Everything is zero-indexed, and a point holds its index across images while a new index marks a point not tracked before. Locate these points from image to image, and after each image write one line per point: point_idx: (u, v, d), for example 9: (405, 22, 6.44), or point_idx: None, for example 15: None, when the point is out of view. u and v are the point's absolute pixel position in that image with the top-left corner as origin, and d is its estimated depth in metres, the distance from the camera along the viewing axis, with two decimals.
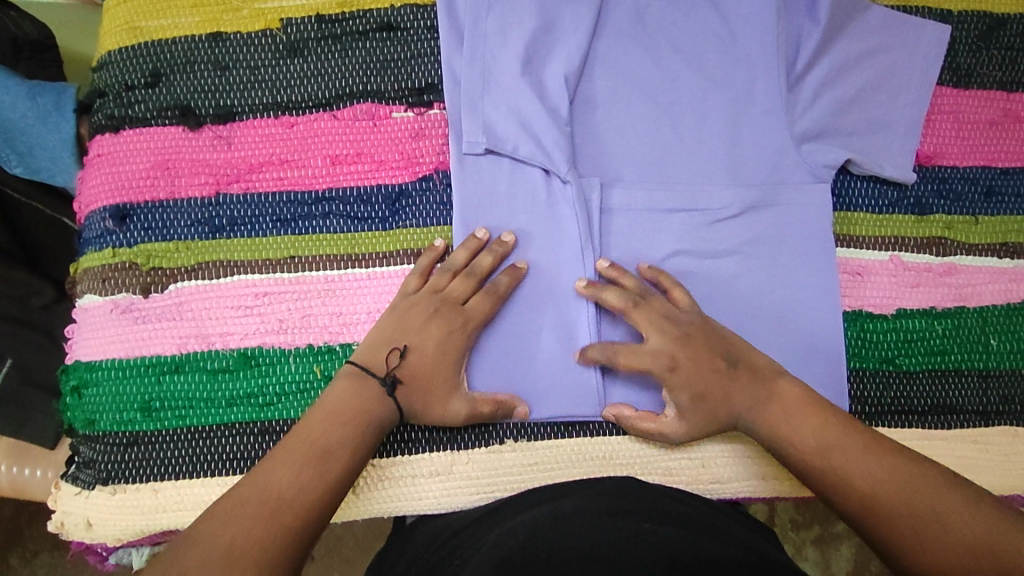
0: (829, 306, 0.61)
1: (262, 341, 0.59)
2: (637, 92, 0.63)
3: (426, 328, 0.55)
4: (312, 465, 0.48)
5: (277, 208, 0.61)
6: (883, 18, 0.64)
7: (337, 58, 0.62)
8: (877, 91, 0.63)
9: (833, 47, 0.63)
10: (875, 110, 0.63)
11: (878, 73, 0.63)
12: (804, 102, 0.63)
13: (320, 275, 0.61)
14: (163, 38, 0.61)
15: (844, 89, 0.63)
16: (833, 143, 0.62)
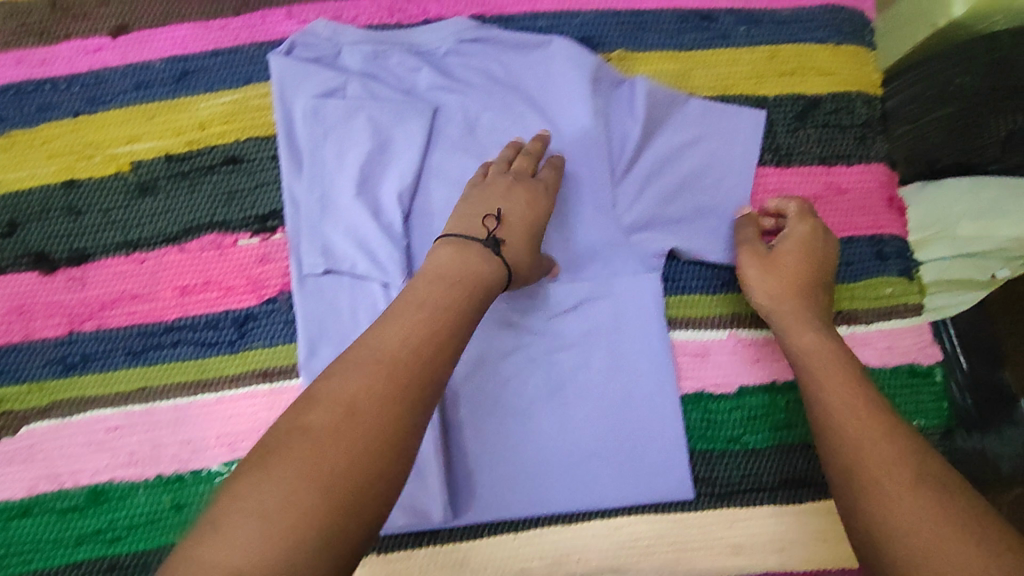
0: (659, 393, 0.64)
1: (112, 475, 0.60)
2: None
3: (511, 194, 0.58)
4: (372, 376, 0.43)
5: (129, 341, 0.63)
6: (696, 106, 0.68)
7: (185, 194, 0.65)
8: (701, 180, 0.67)
9: (654, 140, 0.67)
10: (699, 198, 0.67)
11: (702, 162, 0.67)
12: (629, 197, 0.66)
13: (170, 404, 0.62)
14: (21, 189, 0.65)
15: (669, 182, 0.67)
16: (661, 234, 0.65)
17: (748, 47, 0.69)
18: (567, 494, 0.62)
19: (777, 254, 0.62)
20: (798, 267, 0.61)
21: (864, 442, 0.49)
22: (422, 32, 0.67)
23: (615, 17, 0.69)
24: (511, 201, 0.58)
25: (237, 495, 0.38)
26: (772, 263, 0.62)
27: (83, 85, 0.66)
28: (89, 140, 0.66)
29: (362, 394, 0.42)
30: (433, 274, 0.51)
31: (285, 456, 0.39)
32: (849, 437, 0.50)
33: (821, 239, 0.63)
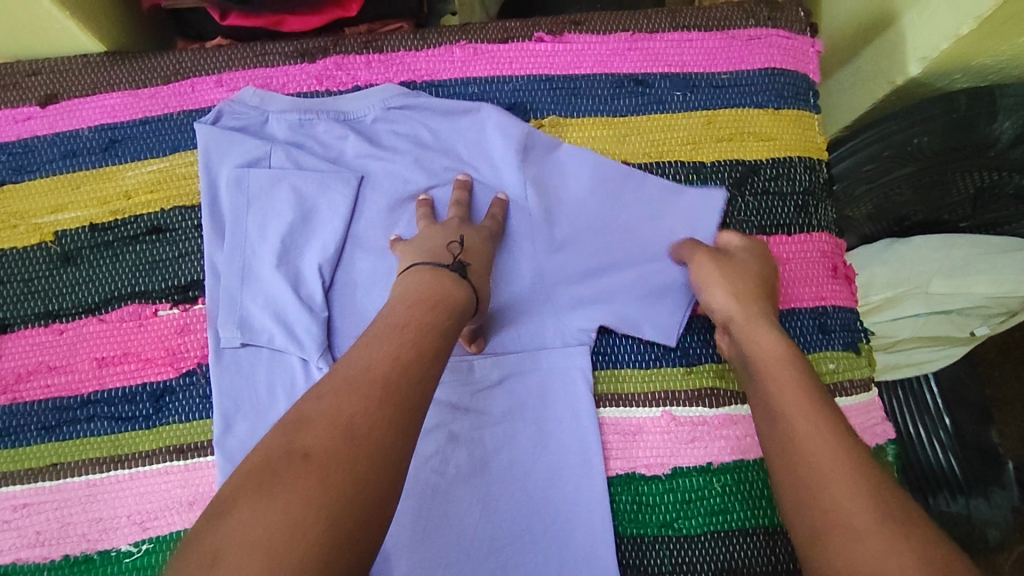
0: (590, 473, 0.61)
1: (17, 557, 0.59)
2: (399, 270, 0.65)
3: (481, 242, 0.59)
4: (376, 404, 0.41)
5: (42, 415, 0.62)
6: (627, 173, 0.66)
7: (108, 263, 0.65)
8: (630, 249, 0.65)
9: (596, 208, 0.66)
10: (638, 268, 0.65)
11: (631, 231, 0.65)
12: (567, 263, 0.64)
13: (81, 480, 0.60)
14: None
15: (598, 251, 0.65)
16: (587, 305, 0.63)
17: (685, 112, 0.69)
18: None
19: (738, 261, 0.61)
20: (755, 271, 0.60)
21: (832, 456, 0.45)
22: (349, 99, 0.67)
23: (548, 83, 0.70)
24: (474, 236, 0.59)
25: (236, 517, 0.35)
26: (732, 266, 0.60)
27: (9, 155, 0.67)
28: (15, 210, 0.66)
29: (361, 411, 0.40)
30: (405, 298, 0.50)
31: (283, 476, 0.37)
32: (806, 443, 0.46)
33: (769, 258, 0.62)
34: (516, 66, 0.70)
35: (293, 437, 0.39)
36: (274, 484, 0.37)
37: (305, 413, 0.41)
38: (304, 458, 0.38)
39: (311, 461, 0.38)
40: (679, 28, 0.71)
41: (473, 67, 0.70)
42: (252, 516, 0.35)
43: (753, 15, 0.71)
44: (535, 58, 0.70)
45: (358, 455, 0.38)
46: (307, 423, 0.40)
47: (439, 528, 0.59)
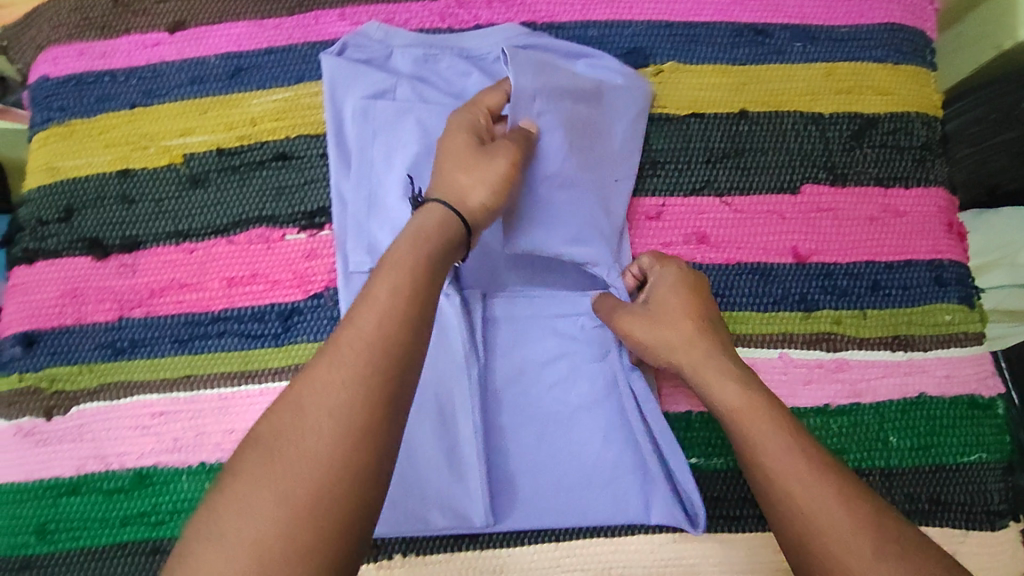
0: (642, 411, 0.60)
1: (157, 460, 0.62)
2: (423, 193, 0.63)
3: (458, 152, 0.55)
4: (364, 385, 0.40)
5: (175, 329, 0.64)
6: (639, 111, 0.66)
7: (235, 187, 0.66)
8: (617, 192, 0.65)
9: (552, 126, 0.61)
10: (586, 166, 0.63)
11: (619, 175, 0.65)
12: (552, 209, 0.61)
13: (214, 392, 0.63)
14: (76, 176, 0.66)
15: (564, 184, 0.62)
16: (570, 242, 0.62)
17: (804, 63, 0.69)
18: (563, 510, 0.60)
19: (656, 305, 0.58)
20: (680, 301, 0.58)
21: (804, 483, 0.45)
22: (472, 36, 0.68)
23: (667, 29, 0.70)
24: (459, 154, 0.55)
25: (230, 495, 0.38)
26: (656, 314, 0.57)
27: (139, 78, 0.68)
28: (144, 132, 0.67)
29: (349, 383, 0.40)
30: (416, 233, 0.48)
31: (279, 460, 0.38)
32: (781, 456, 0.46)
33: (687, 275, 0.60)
34: (635, 13, 0.70)
35: (284, 418, 0.40)
36: (270, 469, 0.38)
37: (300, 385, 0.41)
38: (294, 444, 0.39)
39: (306, 449, 0.39)
40: None
41: (593, 11, 0.70)
42: (250, 505, 0.37)
43: None
44: (654, 4, 0.70)
45: (329, 445, 0.39)
46: (296, 400, 0.40)
47: (546, 452, 0.61)
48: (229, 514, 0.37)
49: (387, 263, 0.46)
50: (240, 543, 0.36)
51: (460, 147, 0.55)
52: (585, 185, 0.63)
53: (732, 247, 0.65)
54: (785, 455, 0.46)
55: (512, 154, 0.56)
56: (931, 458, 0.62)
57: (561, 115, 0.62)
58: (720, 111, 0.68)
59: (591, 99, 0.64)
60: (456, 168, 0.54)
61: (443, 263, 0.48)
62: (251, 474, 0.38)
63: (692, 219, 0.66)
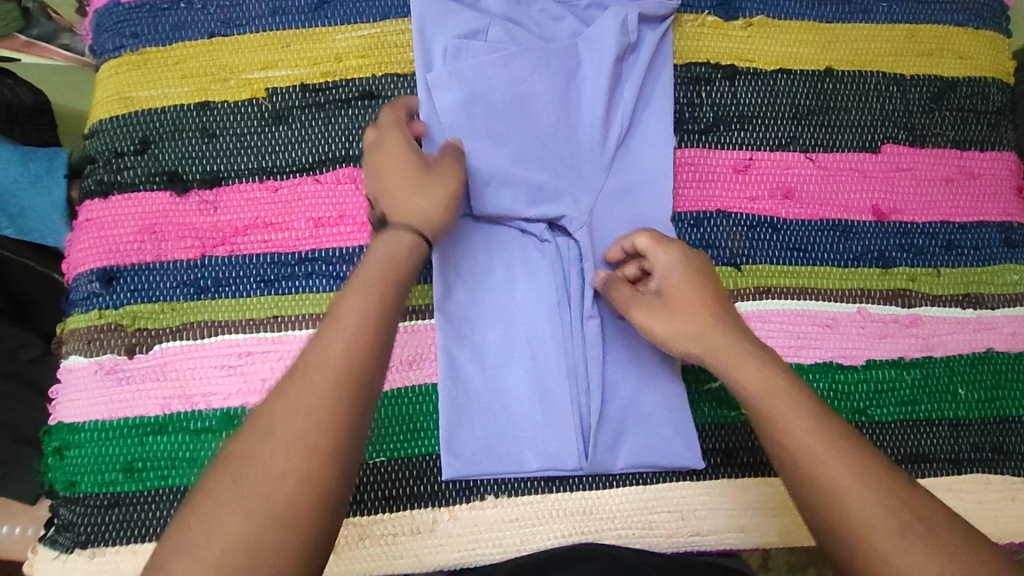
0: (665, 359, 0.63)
1: (246, 401, 0.60)
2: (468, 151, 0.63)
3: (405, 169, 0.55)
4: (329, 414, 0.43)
5: (262, 268, 0.62)
6: (647, 56, 0.66)
7: (321, 124, 0.65)
8: (596, 135, 0.65)
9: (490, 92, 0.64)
10: (536, 126, 0.65)
11: (613, 120, 0.66)
12: (506, 169, 0.63)
13: (302, 333, 0.62)
14: (152, 107, 0.64)
15: (509, 144, 0.64)
16: (530, 202, 0.63)
17: (888, 24, 0.70)
18: (649, 455, 0.61)
19: (669, 296, 0.57)
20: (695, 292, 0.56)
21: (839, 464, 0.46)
22: None
23: None
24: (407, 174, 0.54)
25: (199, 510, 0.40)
26: (669, 306, 0.56)
27: (218, 8, 0.66)
28: (224, 63, 0.65)
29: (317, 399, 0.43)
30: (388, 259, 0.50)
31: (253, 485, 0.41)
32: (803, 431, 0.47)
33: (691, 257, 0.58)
34: None
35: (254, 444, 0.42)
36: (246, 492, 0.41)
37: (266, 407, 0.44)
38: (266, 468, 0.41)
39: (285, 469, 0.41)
40: None
41: None
42: (213, 518, 0.40)
43: None
44: None
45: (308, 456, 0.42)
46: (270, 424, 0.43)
47: (637, 398, 0.62)
48: (197, 525, 0.40)
49: (359, 284, 0.48)
50: (201, 555, 0.39)
51: (407, 163, 0.55)
52: (544, 143, 0.64)
53: (815, 204, 0.67)
54: (802, 429, 0.47)
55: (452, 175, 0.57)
56: (995, 409, 0.64)
57: (501, 77, 0.64)
58: (807, 68, 0.69)
59: (536, 52, 0.65)
60: (404, 185, 0.53)
61: (410, 281, 0.50)
62: (219, 492, 0.41)
63: (778, 173, 0.67)
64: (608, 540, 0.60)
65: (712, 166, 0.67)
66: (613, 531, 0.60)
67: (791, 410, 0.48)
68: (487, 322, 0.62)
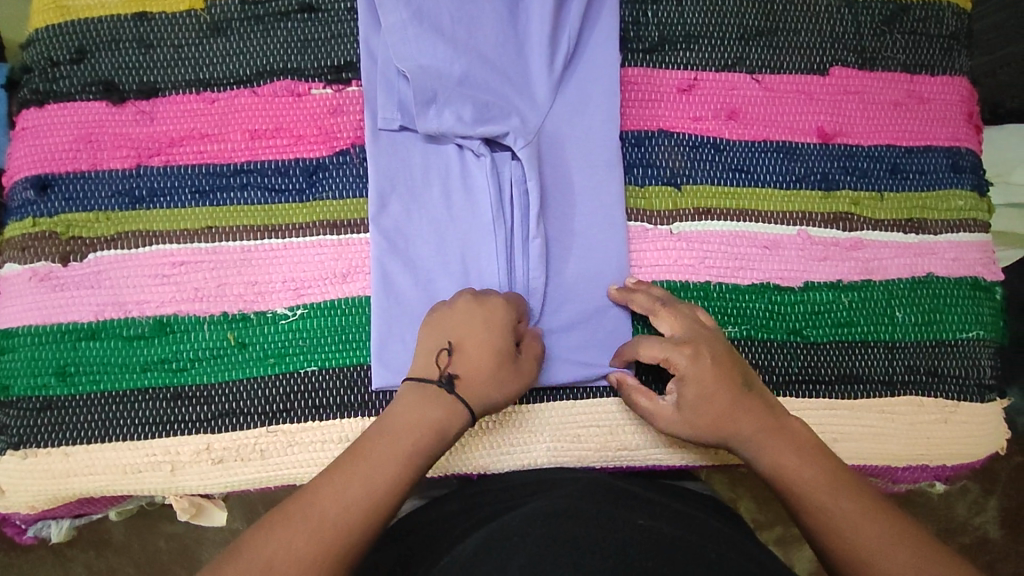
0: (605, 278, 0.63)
1: (177, 309, 0.60)
2: (412, 69, 0.61)
3: (472, 329, 0.54)
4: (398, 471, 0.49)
5: (197, 180, 0.62)
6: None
7: (259, 37, 0.64)
8: (543, 55, 0.63)
9: (434, 12, 0.62)
10: (482, 46, 0.63)
11: (561, 41, 0.64)
12: (448, 88, 0.61)
13: (236, 244, 0.62)
14: (89, 17, 0.64)
15: (453, 61, 0.62)
16: (475, 119, 0.61)
17: None
18: (582, 373, 0.61)
19: (691, 408, 0.55)
20: (719, 403, 0.54)
21: (854, 513, 0.49)
22: None
23: None
24: (470, 329, 0.54)
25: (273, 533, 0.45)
26: (692, 411, 0.55)
27: None
28: None
29: (368, 472, 0.48)
30: (435, 433, 0.51)
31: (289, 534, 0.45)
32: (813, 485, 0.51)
33: (703, 332, 0.57)
34: None
35: (301, 505, 0.47)
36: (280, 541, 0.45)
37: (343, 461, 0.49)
38: (308, 517, 0.46)
39: (321, 523, 0.46)
40: None
41: None
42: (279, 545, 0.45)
43: None
44: None
45: (348, 517, 0.46)
46: (317, 486, 0.48)
47: (573, 318, 0.62)
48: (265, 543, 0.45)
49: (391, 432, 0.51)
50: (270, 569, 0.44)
51: (485, 351, 0.54)
52: (489, 63, 0.63)
53: (759, 125, 0.66)
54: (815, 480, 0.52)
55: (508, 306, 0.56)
56: (932, 334, 0.65)
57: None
58: None
59: None
60: (484, 372, 0.53)
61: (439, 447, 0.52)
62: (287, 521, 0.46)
63: (722, 94, 0.66)
64: (536, 463, 0.61)
65: (657, 85, 0.66)
66: (541, 444, 0.61)
67: (786, 459, 0.53)
68: (422, 237, 0.62)
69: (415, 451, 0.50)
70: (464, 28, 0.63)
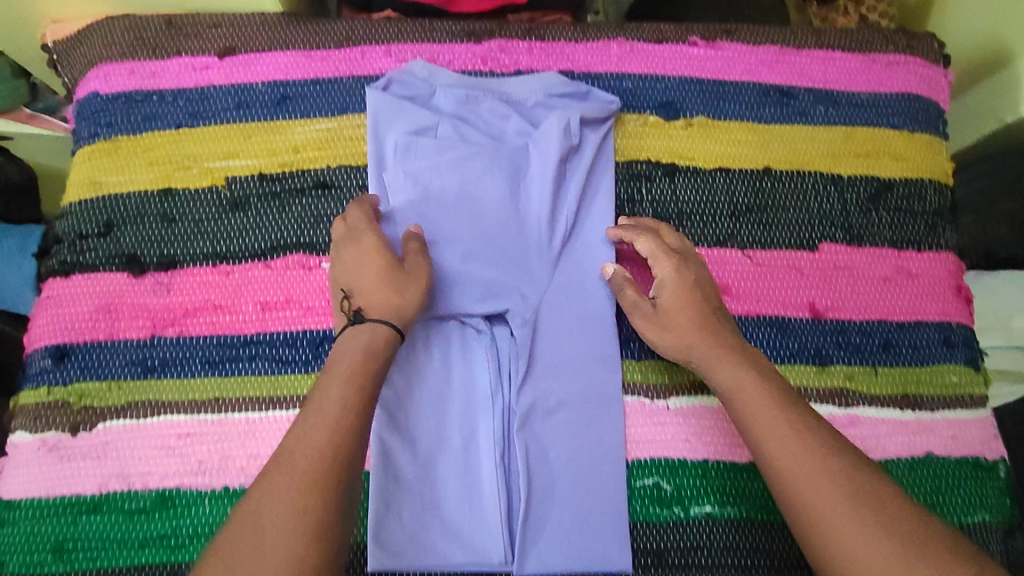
0: (604, 456, 0.63)
1: (180, 482, 0.62)
2: (418, 249, 0.65)
3: (361, 275, 0.59)
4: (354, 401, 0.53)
5: (208, 351, 0.65)
6: (590, 159, 0.69)
7: (275, 212, 0.67)
8: (541, 234, 0.66)
9: (439, 190, 0.66)
10: (484, 223, 0.66)
11: (559, 218, 0.67)
12: (451, 266, 0.65)
13: (242, 415, 0.63)
14: (118, 192, 0.68)
15: (457, 240, 0.66)
16: (476, 299, 0.64)
17: (826, 126, 0.72)
18: (575, 556, 0.61)
19: (663, 308, 0.62)
20: (686, 313, 0.61)
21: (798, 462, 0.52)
22: (514, 81, 0.70)
23: (697, 85, 0.72)
24: (362, 274, 0.59)
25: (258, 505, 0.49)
26: (662, 320, 0.61)
27: (186, 100, 0.70)
28: (188, 152, 0.69)
29: (336, 441, 0.51)
30: (358, 368, 0.54)
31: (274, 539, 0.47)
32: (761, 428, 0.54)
33: (687, 263, 0.63)
34: (669, 68, 0.72)
35: (274, 503, 0.48)
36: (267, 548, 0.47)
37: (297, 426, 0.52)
38: (289, 502, 0.48)
39: (304, 511, 0.48)
40: (824, 47, 0.73)
41: (628, 63, 0.72)
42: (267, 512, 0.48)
43: (893, 42, 0.74)
44: (687, 61, 0.72)
45: (332, 463, 0.50)
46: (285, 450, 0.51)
47: (565, 499, 0.62)
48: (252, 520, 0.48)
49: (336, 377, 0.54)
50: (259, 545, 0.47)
51: (376, 262, 0.59)
52: (491, 240, 0.66)
53: (752, 299, 0.68)
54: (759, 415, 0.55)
55: (426, 274, 0.61)
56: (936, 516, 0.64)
57: (453, 180, 0.67)
58: (745, 167, 0.71)
59: (491, 157, 0.68)
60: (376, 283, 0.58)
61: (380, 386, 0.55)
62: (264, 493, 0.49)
63: (715, 269, 0.68)
64: None
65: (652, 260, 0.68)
66: None
67: (737, 376, 0.57)
68: (423, 409, 0.63)
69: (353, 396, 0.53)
70: (467, 206, 0.66)
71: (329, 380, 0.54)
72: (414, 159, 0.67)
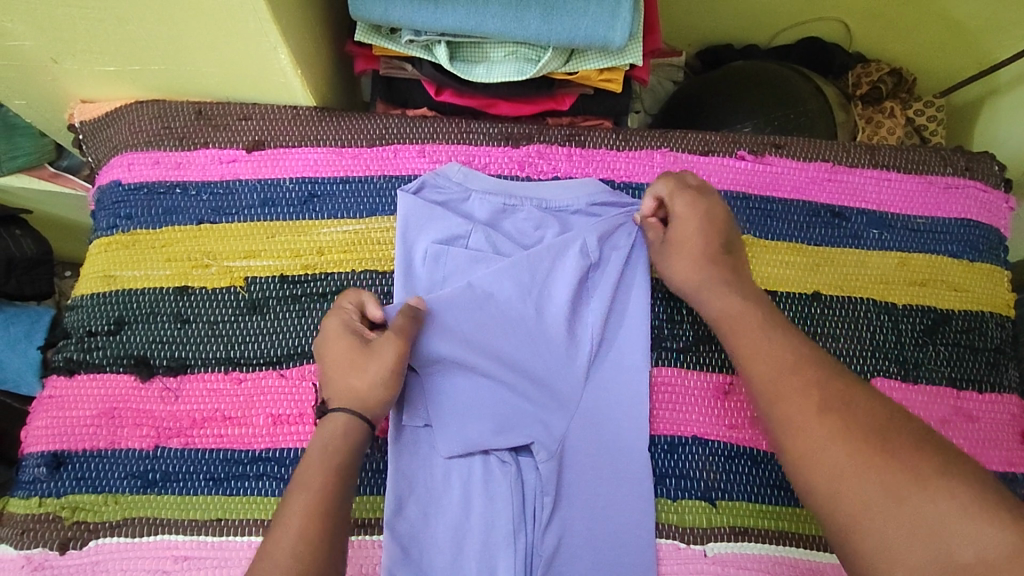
0: None
1: None
2: (440, 371, 0.61)
3: (333, 363, 0.56)
4: (326, 494, 0.49)
5: (213, 466, 0.60)
6: (618, 276, 0.65)
7: (295, 318, 0.64)
8: (567, 355, 0.63)
9: (467, 305, 0.62)
10: (510, 342, 0.63)
11: (587, 338, 0.64)
12: (474, 390, 0.61)
13: (244, 540, 0.58)
14: (132, 288, 0.65)
15: (487, 365, 0.62)
16: (500, 429, 0.60)
17: (879, 251, 0.68)
18: None
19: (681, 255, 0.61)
20: (702, 236, 0.60)
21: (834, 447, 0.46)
22: (552, 188, 0.67)
23: (744, 201, 0.68)
24: (330, 360, 0.56)
25: None
26: (680, 264, 0.61)
27: (211, 194, 0.67)
28: (208, 249, 0.66)
29: (311, 535, 0.47)
30: (330, 456, 0.51)
31: None
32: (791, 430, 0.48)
33: (708, 202, 0.62)
34: (714, 181, 0.69)
35: None
36: None
37: (270, 531, 0.48)
38: None
39: None
40: (879, 166, 0.70)
41: None
42: None
43: (951, 163, 0.70)
44: (734, 175, 0.69)
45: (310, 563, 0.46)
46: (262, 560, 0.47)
47: None
48: None
49: (303, 482, 0.50)
50: None
51: (345, 355, 0.56)
52: (517, 359, 0.62)
53: None
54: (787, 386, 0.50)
55: (399, 344, 0.56)
56: None
57: (485, 293, 0.63)
58: (793, 290, 0.66)
59: (524, 270, 0.64)
60: (348, 372, 0.55)
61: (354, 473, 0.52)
62: None
63: None
64: None
65: (688, 388, 0.64)
66: None
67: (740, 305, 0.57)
68: (439, 547, 0.58)
69: (327, 490, 0.50)
70: (495, 324, 0.63)
71: (300, 483, 0.50)
72: (440, 271, 0.64)
